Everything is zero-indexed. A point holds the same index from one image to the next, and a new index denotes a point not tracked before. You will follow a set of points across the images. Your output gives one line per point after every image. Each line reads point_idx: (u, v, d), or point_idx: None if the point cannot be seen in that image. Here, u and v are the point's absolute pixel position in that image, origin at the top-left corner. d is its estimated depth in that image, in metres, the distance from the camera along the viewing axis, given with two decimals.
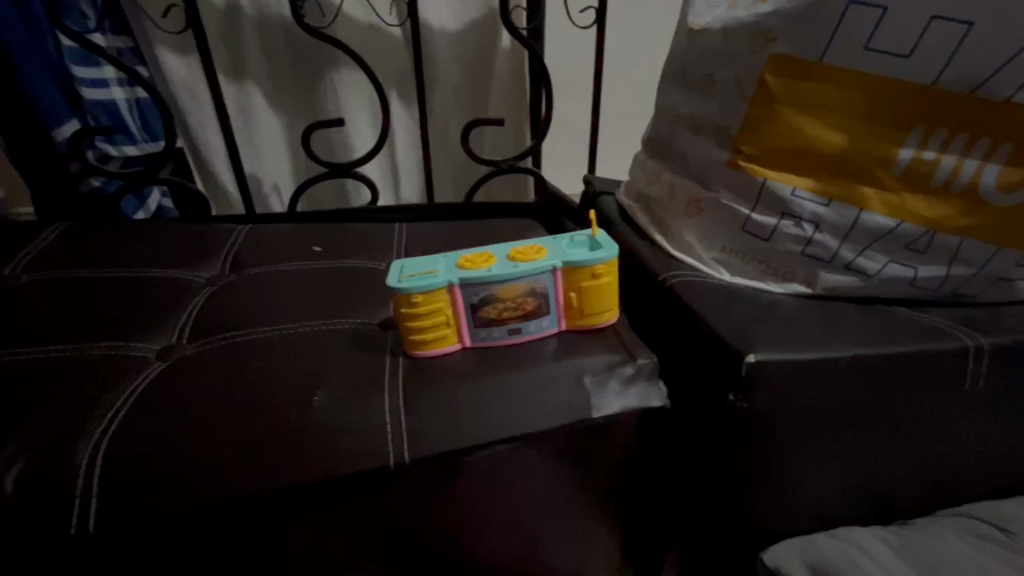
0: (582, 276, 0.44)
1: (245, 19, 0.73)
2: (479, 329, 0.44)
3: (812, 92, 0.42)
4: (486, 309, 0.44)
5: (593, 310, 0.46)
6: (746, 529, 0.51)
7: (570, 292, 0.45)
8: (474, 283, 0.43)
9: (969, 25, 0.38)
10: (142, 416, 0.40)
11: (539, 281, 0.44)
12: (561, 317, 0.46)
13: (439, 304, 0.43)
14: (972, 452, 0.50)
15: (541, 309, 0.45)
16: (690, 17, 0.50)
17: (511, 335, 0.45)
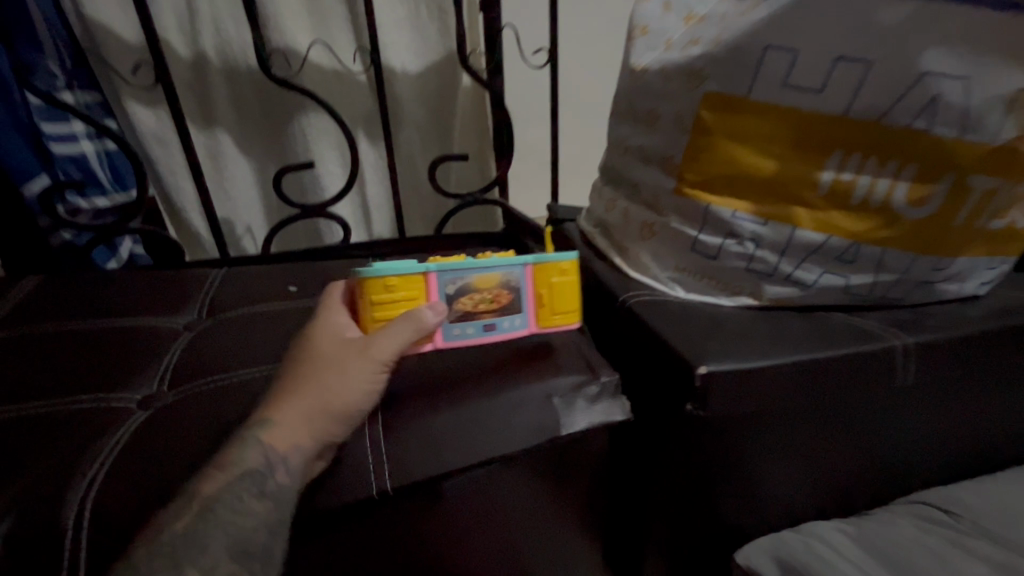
0: (554, 269, 0.50)
1: (213, 69, 0.75)
2: (453, 326, 0.48)
3: (742, 124, 0.47)
4: (462, 302, 0.47)
5: (561, 306, 0.51)
6: (718, 531, 0.54)
7: (541, 289, 0.50)
8: (451, 271, 0.46)
9: (870, 64, 0.42)
10: (131, 465, 0.41)
11: (513, 274, 0.48)
12: (531, 317, 0.50)
13: (415, 290, 0.46)
14: (916, 442, 0.54)
15: (514, 307, 0.49)
16: (632, 57, 0.54)
17: (484, 332, 0.49)
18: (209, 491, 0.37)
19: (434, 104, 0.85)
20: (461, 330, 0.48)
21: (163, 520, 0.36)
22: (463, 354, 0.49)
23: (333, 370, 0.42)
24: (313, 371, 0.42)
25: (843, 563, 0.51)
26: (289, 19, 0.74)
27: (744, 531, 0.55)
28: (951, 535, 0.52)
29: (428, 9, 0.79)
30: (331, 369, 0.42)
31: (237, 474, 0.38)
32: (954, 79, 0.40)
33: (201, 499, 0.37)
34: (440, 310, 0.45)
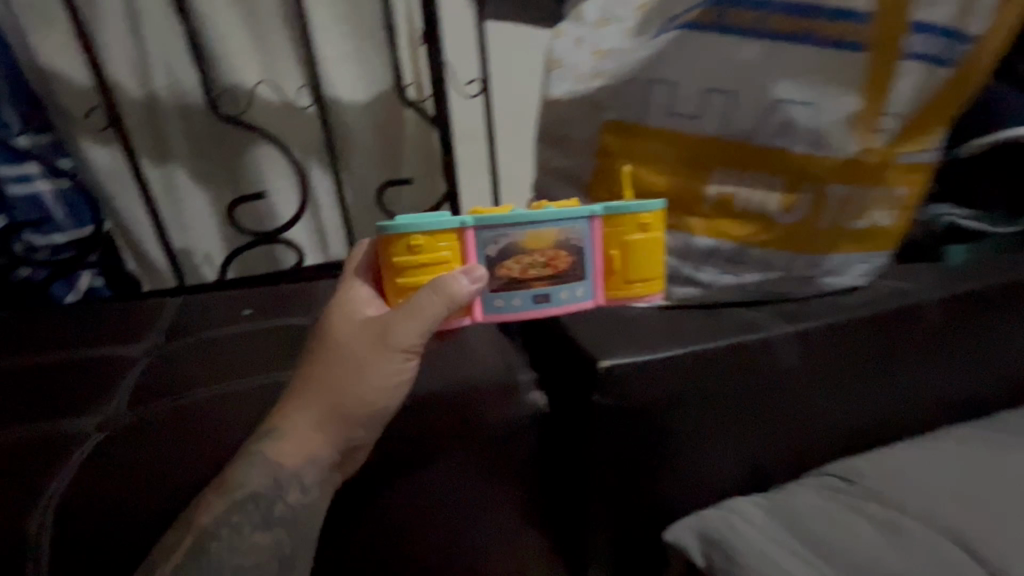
0: (624, 226, 0.47)
1: (165, 108, 0.80)
2: (495, 297, 0.47)
3: (638, 147, 0.54)
4: (506, 266, 0.46)
5: (636, 271, 0.48)
6: (647, 510, 0.59)
7: (611, 251, 0.48)
8: (486, 225, 0.45)
9: (735, 94, 0.48)
10: (117, 481, 0.46)
11: (575, 231, 0.47)
12: (596, 286, 0.48)
13: (450, 250, 0.45)
14: (817, 418, 0.61)
15: (575, 274, 0.47)
16: (549, 89, 0.62)
17: (537, 304, 0.47)
18: (207, 523, 0.45)
19: (382, 132, 0.90)
20: (505, 302, 0.47)
21: (169, 549, 0.45)
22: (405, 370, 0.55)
23: (357, 368, 0.47)
24: (338, 369, 0.48)
25: (753, 532, 0.56)
26: (237, 58, 0.79)
27: (668, 511, 0.61)
28: (857, 501, 0.58)
29: (371, 44, 0.84)
30: (356, 366, 0.47)
31: (236, 498, 0.46)
32: (801, 104, 0.48)
33: (200, 528, 0.45)
34: (474, 272, 0.45)
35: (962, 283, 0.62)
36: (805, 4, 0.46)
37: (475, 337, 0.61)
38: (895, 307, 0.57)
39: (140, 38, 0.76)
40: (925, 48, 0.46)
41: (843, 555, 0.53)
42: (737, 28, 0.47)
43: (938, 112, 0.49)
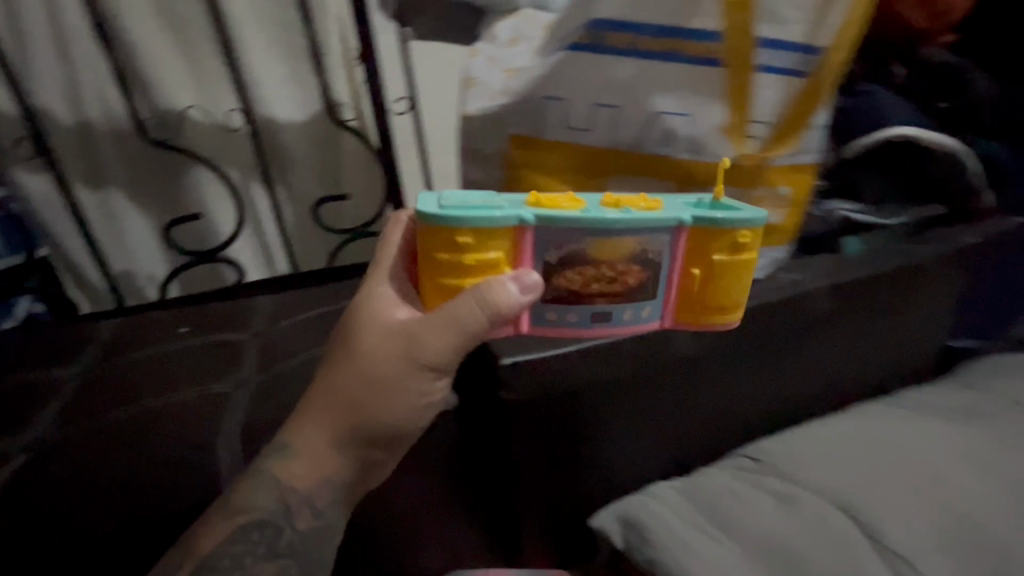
0: (717, 242, 0.47)
1: (98, 134, 0.80)
2: (547, 309, 0.49)
3: (542, 158, 0.57)
4: (566, 278, 0.47)
5: (717, 293, 0.49)
6: (567, 495, 0.64)
7: (693, 268, 0.48)
8: (548, 223, 0.45)
9: (620, 108, 0.52)
10: (45, 498, 0.51)
11: (652, 242, 0.46)
12: (665, 308, 0.50)
13: (500, 250, 0.45)
14: (713, 400, 0.67)
15: (645, 293, 0.48)
16: (466, 106, 0.63)
17: (593, 323, 0.49)
18: (211, 549, 0.47)
19: (321, 150, 0.92)
20: (557, 315, 0.49)
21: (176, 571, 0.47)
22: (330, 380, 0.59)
23: (383, 382, 0.48)
24: (363, 380, 0.48)
25: (667, 512, 0.59)
26: (169, 83, 0.80)
27: (588, 497, 0.66)
28: (761, 479, 0.62)
29: (305, 64, 0.86)
30: (383, 380, 0.48)
31: (242, 521, 0.48)
32: (679, 115, 0.52)
33: (204, 555, 0.47)
34: (523, 280, 0.45)
35: (852, 272, 0.66)
36: (677, 26, 0.50)
37: None
38: (787, 296, 0.62)
39: (68, 68, 0.76)
40: (781, 61, 0.50)
41: (745, 530, 0.57)
42: (619, 47, 0.51)
43: (801, 110, 0.53)
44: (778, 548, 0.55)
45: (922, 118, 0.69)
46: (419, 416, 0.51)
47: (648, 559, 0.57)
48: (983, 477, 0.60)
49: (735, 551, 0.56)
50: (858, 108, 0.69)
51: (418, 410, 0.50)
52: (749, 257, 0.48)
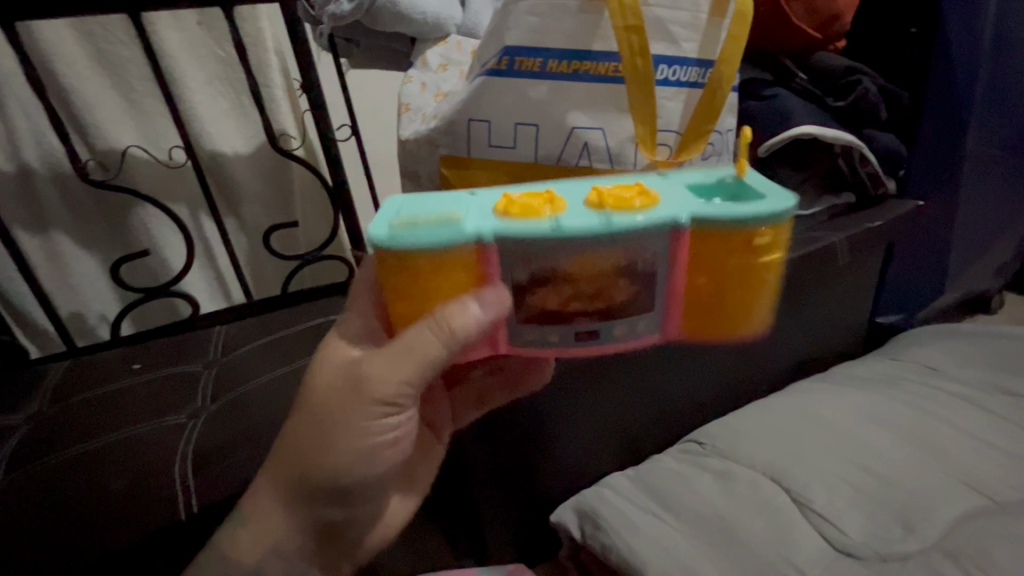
0: (726, 247, 0.34)
1: (39, 178, 0.79)
2: (524, 329, 0.37)
3: (472, 175, 0.61)
4: (541, 296, 0.36)
5: (731, 303, 0.36)
6: (527, 489, 0.68)
7: (698, 278, 0.36)
8: (516, 240, 0.33)
9: (535, 126, 0.57)
10: None
11: (646, 253, 0.34)
12: (671, 322, 0.38)
13: (466, 276, 0.34)
14: (660, 391, 0.71)
15: (640, 308, 0.37)
16: (399, 130, 0.67)
17: (578, 341, 0.38)
18: None
19: (269, 179, 0.94)
20: (538, 334, 0.38)
21: None
22: (285, 403, 0.61)
23: (328, 424, 0.39)
24: (308, 422, 0.40)
25: (617, 497, 0.65)
26: (110, 125, 0.81)
27: (551, 491, 0.70)
28: (704, 459, 0.68)
29: (247, 97, 0.88)
30: (329, 421, 0.39)
31: None
32: (594, 130, 0.56)
33: None
34: (493, 300, 0.35)
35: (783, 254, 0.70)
36: (582, 49, 0.54)
37: None
38: None
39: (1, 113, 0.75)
40: (684, 75, 0.57)
41: (687, 505, 0.63)
42: (533, 71, 0.56)
43: (704, 120, 0.55)
44: (715, 518, 0.61)
45: (826, 118, 0.78)
46: (380, 460, 0.42)
47: (602, 543, 0.61)
48: (896, 436, 0.67)
49: (678, 526, 0.61)
50: (768, 110, 0.77)
51: (377, 453, 0.42)
52: (773, 261, 0.35)
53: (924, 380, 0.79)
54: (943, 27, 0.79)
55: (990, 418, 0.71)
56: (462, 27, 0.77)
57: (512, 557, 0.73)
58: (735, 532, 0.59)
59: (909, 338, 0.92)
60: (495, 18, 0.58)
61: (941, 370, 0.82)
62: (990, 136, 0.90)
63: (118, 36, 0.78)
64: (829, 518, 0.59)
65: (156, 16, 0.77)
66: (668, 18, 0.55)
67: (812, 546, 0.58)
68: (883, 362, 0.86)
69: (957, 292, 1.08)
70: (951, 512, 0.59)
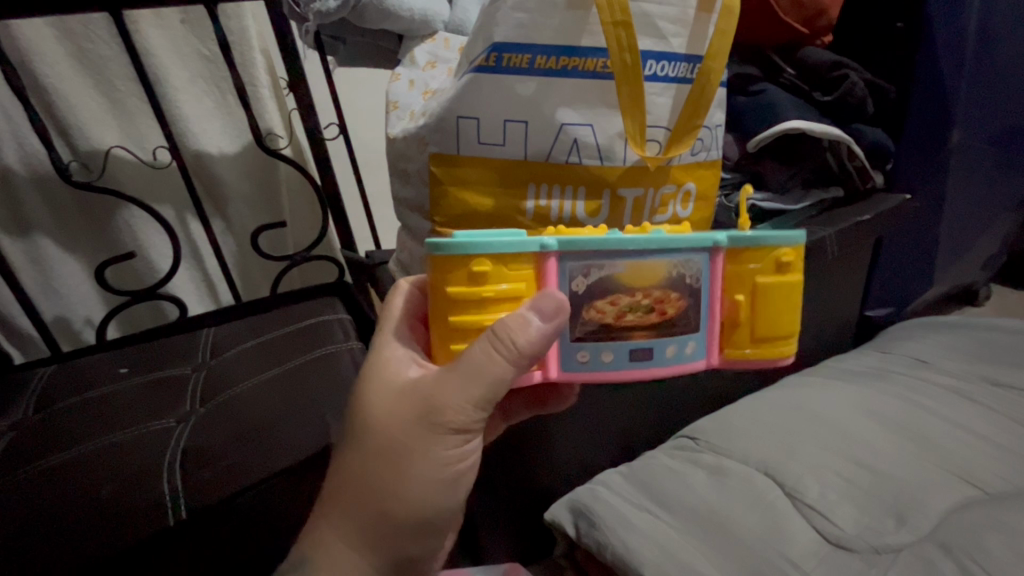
0: (757, 263, 0.38)
1: (19, 180, 0.78)
2: (578, 350, 0.38)
3: (461, 173, 0.60)
4: (598, 310, 0.37)
5: (766, 325, 0.39)
6: (521, 489, 0.68)
7: (737, 296, 0.39)
8: (574, 247, 0.36)
9: (524, 124, 0.57)
10: None
11: (691, 266, 0.37)
12: (711, 343, 0.40)
13: (523, 283, 0.35)
14: (654, 387, 0.71)
15: (687, 326, 0.38)
16: (388, 129, 0.67)
17: (631, 363, 0.38)
18: None
19: (257, 180, 0.93)
20: (592, 355, 0.38)
21: None
22: (272, 406, 0.61)
23: (402, 460, 0.38)
24: (378, 463, 0.38)
25: (609, 493, 0.65)
26: (93, 125, 0.79)
27: (545, 491, 0.70)
28: (698, 455, 0.68)
29: (233, 97, 0.87)
30: (402, 456, 0.38)
31: None
32: (583, 126, 0.56)
33: None
34: (547, 305, 0.35)
35: None
36: (570, 45, 0.54)
37: (346, 365, 0.67)
38: None
39: None
40: (673, 70, 0.56)
41: (681, 501, 0.63)
42: (521, 67, 0.55)
43: (694, 115, 0.55)
44: (709, 514, 0.61)
45: (815, 113, 0.78)
46: (457, 487, 0.41)
47: (597, 542, 0.61)
48: (886, 430, 0.68)
49: (672, 522, 0.61)
50: (756, 106, 0.77)
51: (453, 482, 0.40)
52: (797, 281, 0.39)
53: (914, 373, 0.80)
54: (929, 22, 0.80)
55: (979, 410, 0.72)
56: (449, 24, 0.76)
57: (507, 557, 0.73)
58: (729, 527, 0.59)
59: (899, 331, 0.93)
60: (483, 13, 0.57)
61: (930, 362, 0.82)
62: (975, 130, 0.90)
63: (99, 35, 0.77)
64: (822, 512, 0.60)
65: (138, 13, 0.76)
66: (656, 13, 0.54)
67: (806, 540, 0.58)
68: (873, 356, 0.86)
69: (946, 285, 1.10)
70: (942, 505, 0.59)
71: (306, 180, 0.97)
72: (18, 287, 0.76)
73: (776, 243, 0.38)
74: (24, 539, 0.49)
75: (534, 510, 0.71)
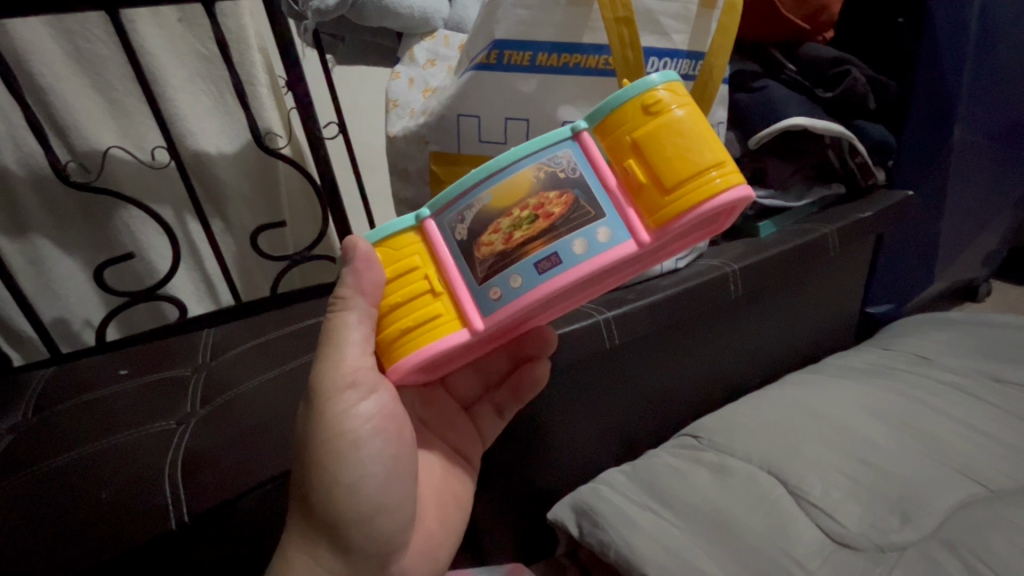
0: (626, 122, 0.35)
1: (16, 179, 0.77)
2: (488, 288, 0.36)
3: (461, 171, 0.60)
4: (485, 243, 0.36)
5: (665, 172, 0.34)
6: (524, 487, 0.67)
7: (625, 162, 0.35)
8: (441, 207, 0.38)
9: (525, 121, 0.56)
10: None
11: (559, 161, 0.36)
12: (630, 223, 0.35)
13: (417, 256, 0.38)
14: (656, 384, 0.71)
15: (585, 213, 0.35)
16: (387, 127, 0.66)
17: (543, 276, 0.35)
18: None
19: (255, 179, 0.93)
20: (501, 287, 0.36)
21: None
22: (274, 407, 0.60)
23: (307, 436, 0.39)
24: (297, 445, 0.40)
25: (611, 492, 0.65)
26: (92, 125, 0.79)
27: (547, 490, 0.70)
28: (700, 453, 0.68)
29: (231, 96, 0.87)
30: (306, 432, 0.39)
31: None
32: None
33: None
34: (353, 253, 0.37)
35: (777, 246, 0.70)
36: (572, 42, 0.54)
37: None
38: (709, 277, 0.63)
39: None
40: (675, 68, 0.56)
41: (684, 501, 0.62)
42: (523, 64, 0.55)
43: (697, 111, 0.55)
44: (714, 513, 0.60)
45: (817, 109, 0.77)
46: (369, 455, 0.39)
47: (600, 541, 0.61)
48: (888, 427, 0.68)
49: (676, 521, 0.61)
50: (756, 102, 0.77)
51: (360, 446, 0.38)
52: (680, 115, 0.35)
53: (917, 370, 0.79)
54: (931, 17, 0.80)
55: (982, 406, 0.72)
56: (449, 21, 0.76)
57: (509, 557, 0.73)
58: (734, 525, 0.59)
59: (901, 327, 0.93)
60: (483, 10, 0.57)
61: (932, 359, 0.82)
62: (977, 126, 0.90)
63: (95, 34, 0.77)
64: (826, 509, 0.60)
65: (135, 12, 0.76)
66: (659, 10, 0.55)
67: (809, 539, 0.58)
68: (875, 354, 0.86)
69: (946, 282, 1.09)
70: (946, 503, 0.59)
71: (306, 180, 0.97)
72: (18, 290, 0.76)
73: (630, 95, 0.35)
74: (22, 544, 0.48)
75: (535, 510, 0.71)
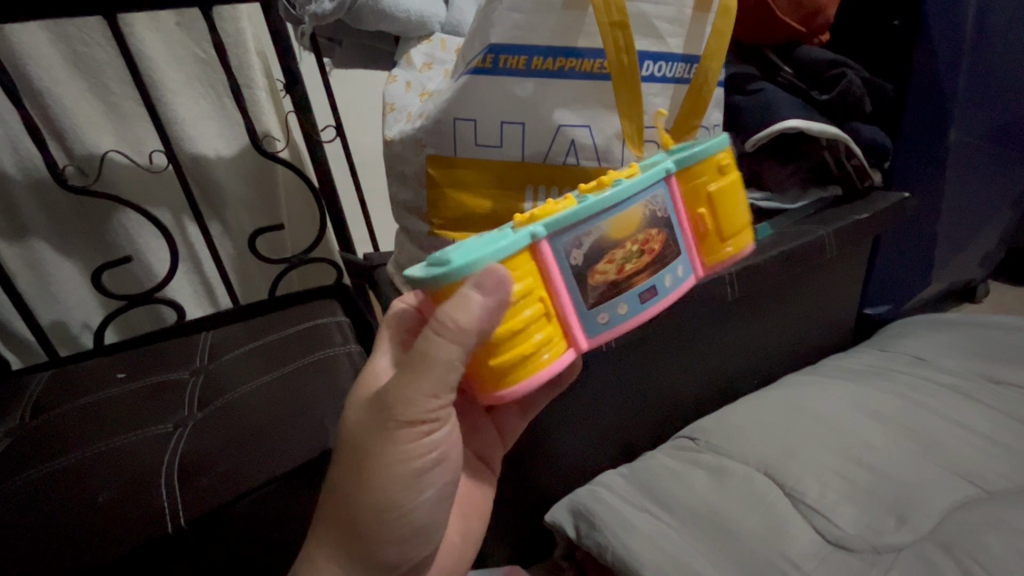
0: (705, 174, 0.40)
1: (14, 183, 0.77)
2: (597, 313, 0.38)
3: (457, 174, 0.60)
4: (602, 272, 0.37)
5: (729, 226, 0.41)
6: (521, 490, 0.67)
7: (700, 210, 0.40)
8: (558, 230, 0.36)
9: (522, 125, 0.57)
10: None
11: (658, 200, 0.38)
12: (693, 261, 0.41)
13: (531, 278, 0.36)
14: (654, 386, 0.71)
15: (674, 251, 0.40)
16: (385, 131, 0.67)
17: (643, 306, 0.39)
18: None
19: (253, 182, 0.93)
20: (610, 314, 0.38)
21: None
22: (274, 410, 0.60)
23: (367, 461, 0.37)
24: (351, 466, 0.38)
25: (609, 494, 0.65)
26: (90, 129, 0.79)
27: (545, 491, 0.70)
28: (697, 455, 0.68)
29: (229, 100, 0.87)
30: (363, 457, 0.37)
31: None
32: (581, 127, 0.56)
33: None
34: (494, 283, 0.33)
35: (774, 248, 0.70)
36: (567, 47, 0.54)
37: (345, 368, 0.67)
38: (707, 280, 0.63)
39: None
40: (670, 71, 0.56)
41: (682, 503, 0.63)
42: (518, 68, 0.55)
43: (692, 115, 0.55)
44: (711, 514, 0.61)
45: (812, 112, 0.77)
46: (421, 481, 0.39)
47: (598, 543, 0.61)
48: (884, 429, 0.68)
49: (673, 523, 0.61)
50: (751, 104, 0.77)
51: (418, 477, 0.38)
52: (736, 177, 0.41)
53: (913, 371, 0.80)
54: (928, 20, 0.80)
55: (977, 407, 0.72)
56: (445, 25, 0.76)
57: (507, 558, 0.73)
58: (730, 526, 0.59)
59: (898, 328, 0.93)
60: (479, 14, 0.57)
61: (929, 361, 0.82)
62: (972, 127, 0.90)
63: (93, 38, 0.77)
64: (823, 511, 0.60)
65: (133, 17, 0.76)
66: (653, 14, 0.54)
67: (806, 541, 0.58)
68: (872, 355, 0.86)
69: (943, 283, 1.10)
70: (941, 504, 0.59)
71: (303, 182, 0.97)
72: (15, 294, 0.76)
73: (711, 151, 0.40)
74: (17, 549, 0.48)
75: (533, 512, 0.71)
